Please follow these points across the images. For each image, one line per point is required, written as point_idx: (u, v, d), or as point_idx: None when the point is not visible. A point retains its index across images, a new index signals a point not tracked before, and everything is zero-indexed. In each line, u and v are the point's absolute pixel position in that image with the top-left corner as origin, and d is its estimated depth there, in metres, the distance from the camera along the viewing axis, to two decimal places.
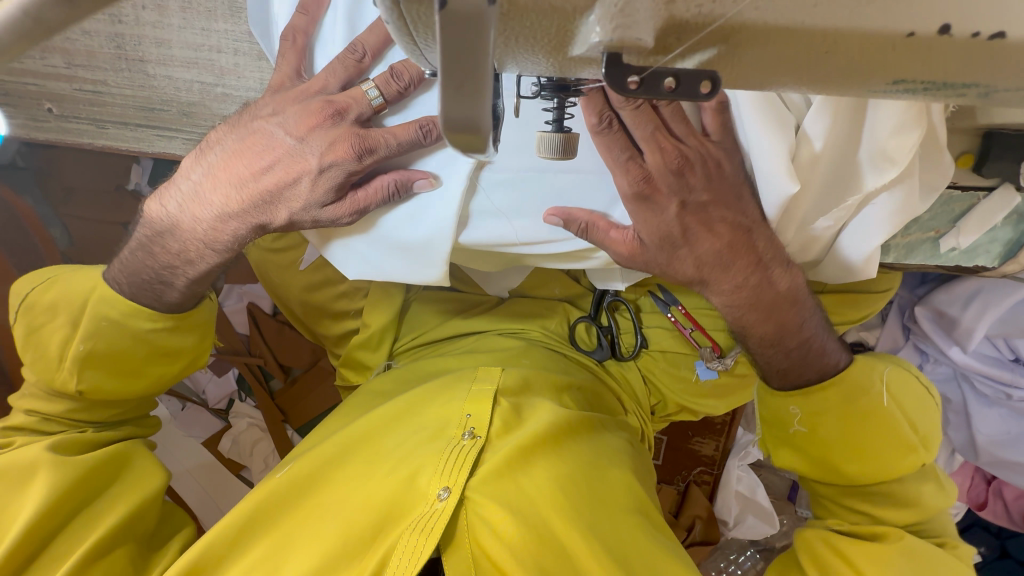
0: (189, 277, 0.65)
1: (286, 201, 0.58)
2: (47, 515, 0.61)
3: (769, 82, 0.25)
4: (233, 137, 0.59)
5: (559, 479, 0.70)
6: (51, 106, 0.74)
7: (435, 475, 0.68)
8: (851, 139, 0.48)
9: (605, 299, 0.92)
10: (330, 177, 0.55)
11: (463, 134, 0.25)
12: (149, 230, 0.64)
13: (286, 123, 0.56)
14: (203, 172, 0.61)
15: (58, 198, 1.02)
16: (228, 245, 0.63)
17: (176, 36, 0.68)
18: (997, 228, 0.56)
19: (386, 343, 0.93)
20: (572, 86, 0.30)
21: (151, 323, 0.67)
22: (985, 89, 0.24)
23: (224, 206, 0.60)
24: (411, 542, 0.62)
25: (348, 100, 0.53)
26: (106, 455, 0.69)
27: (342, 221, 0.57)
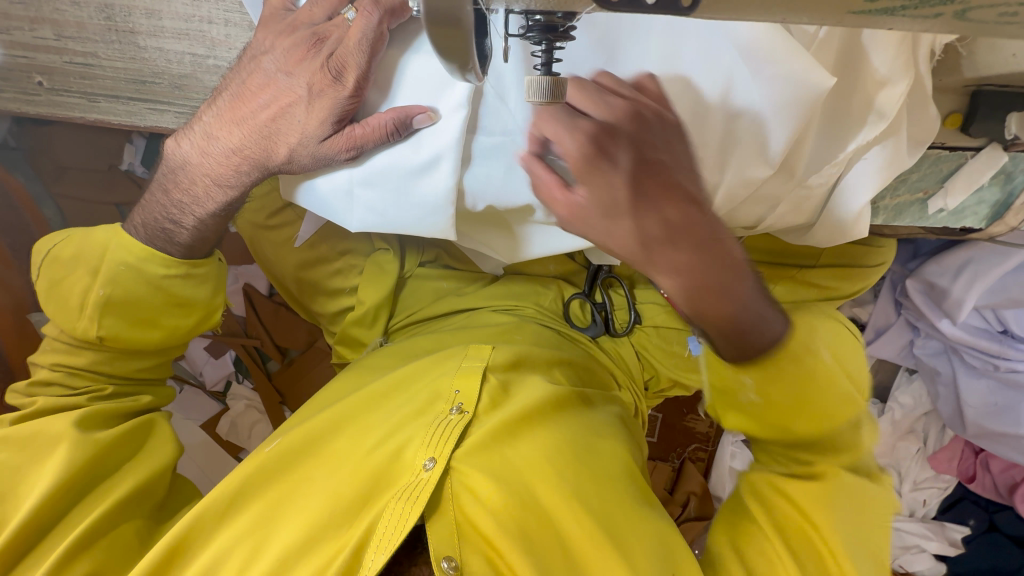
0: (197, 217, 0.66)
1: (284, 135, 0.58)
2: (66, 483, 0.63)
3: (750, 5, 0.25)
4: (236, 79, 0.61)
5: (547, 449, 0.71)
6: (41, 79, 0.74)
7: (422, 446, 0.69)
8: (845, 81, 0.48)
9: (600, 275, 0.92)
10: (320, 103, 0.55)
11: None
12: (166, 167, 0.66)
13: (275, 59, 0.58)
14: (213, 114, 0.62)
15: (51, 177, 1.01)
16: (234, 183, 0.64)
17: (166, 7, 0.68)
18: (984, 189, 0.56)
19: (381, 320, 0.93)
20: (559, 26, 0.31)
21: (165, 269, 0.66)
22: (962, 6, 0.24)
23: (229, 143, 0.61)
24: (398, 509, 0.63)
25: (331, 28, 0.55)
26: (126, 427, 0.70)
27: (340, 156, 0.56)
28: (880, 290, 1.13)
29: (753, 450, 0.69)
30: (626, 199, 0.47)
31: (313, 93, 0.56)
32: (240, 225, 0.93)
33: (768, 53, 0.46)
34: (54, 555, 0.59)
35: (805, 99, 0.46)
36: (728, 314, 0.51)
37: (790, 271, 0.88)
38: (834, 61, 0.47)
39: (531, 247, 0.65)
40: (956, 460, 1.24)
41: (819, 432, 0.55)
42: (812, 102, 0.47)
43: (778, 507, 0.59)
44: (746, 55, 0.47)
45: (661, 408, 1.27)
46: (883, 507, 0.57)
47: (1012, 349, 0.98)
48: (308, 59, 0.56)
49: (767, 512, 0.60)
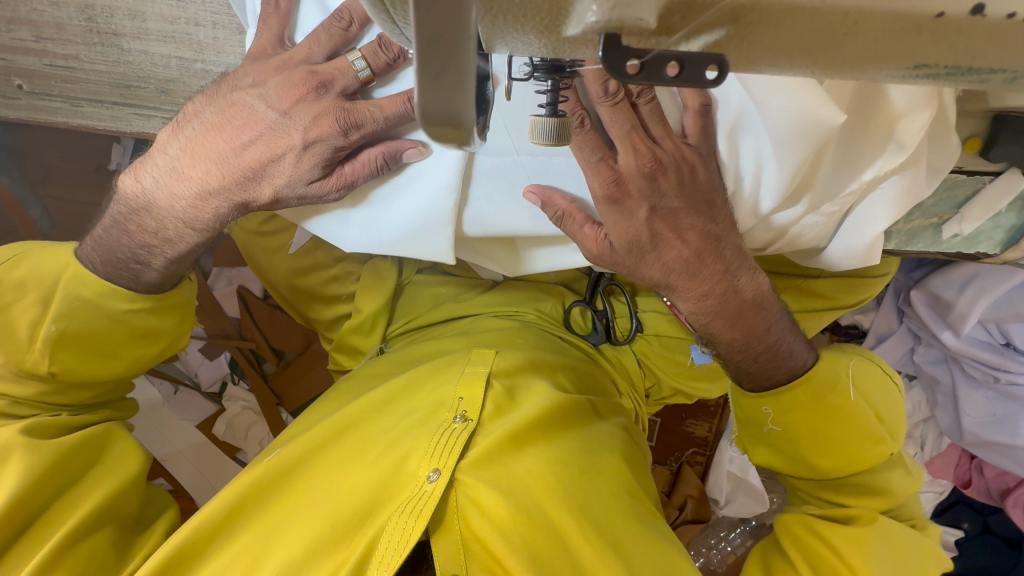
0: (167, 257, 0.62)
1: (269, 177, 0.55)
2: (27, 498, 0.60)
3: (782, 66, 0.23)
4: (212, 110, 0.56)
5: (550, 464, 0.70)
6: (21, 83, 0.70)
7: (424, 457, 0.67)
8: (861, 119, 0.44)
9: (601, 283, 0.91)
10: (314, 154, 0.53)
11: (446, 126, 0.23)
12: (126, 206, 0.61)
13: (267, 96, 0.53)
14: (181, 145, 0.57)
15: (36, 177, 0.99)
16: (209, 225, 0.60)
17: (150, 8, 0.65)
18: (1001, 214, 0.55)
19: (379, 327, 0.91)
20: (567, 67, 0.29)
21: (128, 302, 0.64)
22: (1012, 74, 0.22)
23: (204, 182, 0.57)
24: (399, 525, 0.61)
25: (333, 71, 0.51)
26: (88, 432, 0.68)
27: (330, 196, 0.56)
28: (883, 298, 1.11)
29: (765, 457, 0.68)
30: (647, 237, 0.52)
31: (307, 143, 0.53)
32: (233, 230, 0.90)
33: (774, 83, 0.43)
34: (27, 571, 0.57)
35: (814, 134, 0.43)
36: (747, 348, 0.61)
37: (795, 281, 0.87)
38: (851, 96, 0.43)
39: (533, 263, 0.64)
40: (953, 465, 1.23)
41: (839, 465, 0.63)
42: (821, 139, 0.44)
43: (816, 549, 0.64)
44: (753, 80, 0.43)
45: (660, 412, 1.27)
46: (918, 545, 0.63)
47: (1014, 362, 0.97)
48: (304, 101, 0.52)
49: (804, 556, 0.64)
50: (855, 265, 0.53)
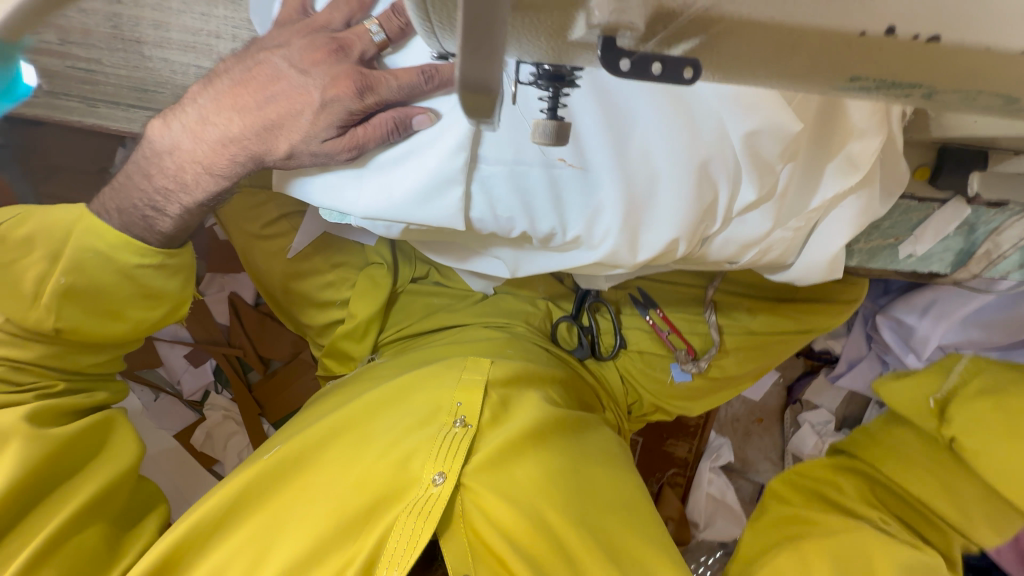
0: (183, 205, 0.64)
1: (286, 131, 0.57)
2: (20, 486, 0.59)
3: (744, 68, 0.27)
4: (240, 68, 0.59)
5: (550, 472, 0.73)
6: (41, 82, 0.74)
7: (430, 459, 0.69)
8: (826, 138, 0.50)
9: (587, 300, 0.95)
10: (331, 113, 0.54)
11: (476, 95, 0.27)
12: (149, 150, 0.63)
13: (291, 56, 0.56)
14: (209, 97, 0.59)
15: (38, 176, 1.01)
16: (227, 173, 0.62)
17: (175, 20, 0.69)
18: (950, 237, 0.60)
19: (371, 335, 0.93)
20: (567, 75, 0.33)
21: (139, 257, 0.66)
22: (927, 89, 0.27)
23: (226, 129, 0.59)
24: (408, 527, 0.63)
25: (351, 37, 0.54)
26: (89, 420, 0.68)
27: (341, 156, 0.55)
28: (853, 325, 1.18)
29: None
30: None
31: (326, 100, 0.54)
32: (232, 231, 0.92)
33: (746, 98, 0.47)
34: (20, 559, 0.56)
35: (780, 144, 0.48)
36: None
37: (768, 302, 0.94)
38: (816, 112, 0.48)
39: (517, 268, 0.69)
40: None
41: None
42: (784, 146, 0.49)
43: None
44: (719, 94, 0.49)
45: (642, 432, 1.28)
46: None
47: None
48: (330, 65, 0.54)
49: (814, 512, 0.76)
50: (818, 279, 0.59)
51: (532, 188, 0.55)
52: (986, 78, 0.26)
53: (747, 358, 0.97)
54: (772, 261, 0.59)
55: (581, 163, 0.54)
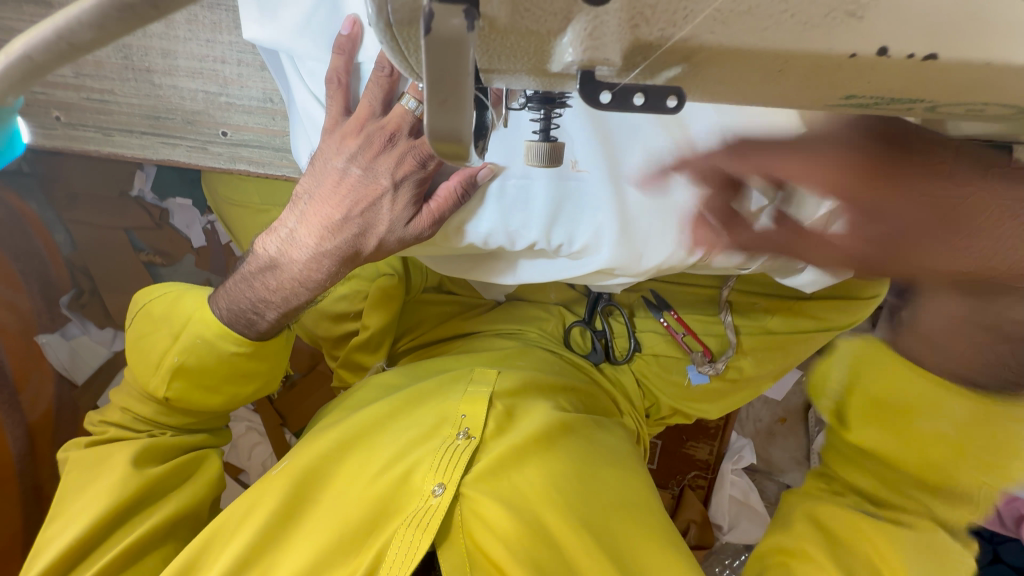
0: (281, 310, 0.60)
1: (373, 226, 0.55)
2: (102, 522, 0.66)
3: (728, 93, 0.24)
4: (315, 180, 0.55)
5: (550, 479, 0.72)
6: (59, 114, 0.76)
7: (430, 471, 0.70)
8: None
9: (600, 304, 0.94)
10: (405, 192, 0.53)
11: (449, 143, 0.23)
12: (258, 262, 0.59)
13: (344, 153, 0.52)
14: (298, 217, 0.56)
15: (61, 203, 1.05)
16: (322, 284, 0.58)
17: (182, 47, 0.71)
18: None
19: (385, 346, 0.96)
20: (557, 98, 0.32)
21: (236, 345, 0.61)
22: (931, 104, 0.24)
23: (319, 247, 0.56)
24: (407, 537, 0.64)
25: (395, 121, 0.50)
26: (178, 462, 0.75)
27: (425, 235, 0.54)
28: None
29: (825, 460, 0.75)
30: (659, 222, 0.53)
31: (399, 183, 0.53)
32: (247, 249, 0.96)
33: None
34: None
35: None
36: None
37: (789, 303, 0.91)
38: None
39: (517, 273, 0.66)
40: None
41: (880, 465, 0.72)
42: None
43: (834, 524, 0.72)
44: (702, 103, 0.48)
45: (661, 435, 1.26)
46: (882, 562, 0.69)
47: None
48: (385, 152, 0.52)
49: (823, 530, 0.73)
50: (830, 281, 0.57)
51: (525, 203, 0.55)
52: (998, 93, 0.22)
53: (765, 360, 0.95)
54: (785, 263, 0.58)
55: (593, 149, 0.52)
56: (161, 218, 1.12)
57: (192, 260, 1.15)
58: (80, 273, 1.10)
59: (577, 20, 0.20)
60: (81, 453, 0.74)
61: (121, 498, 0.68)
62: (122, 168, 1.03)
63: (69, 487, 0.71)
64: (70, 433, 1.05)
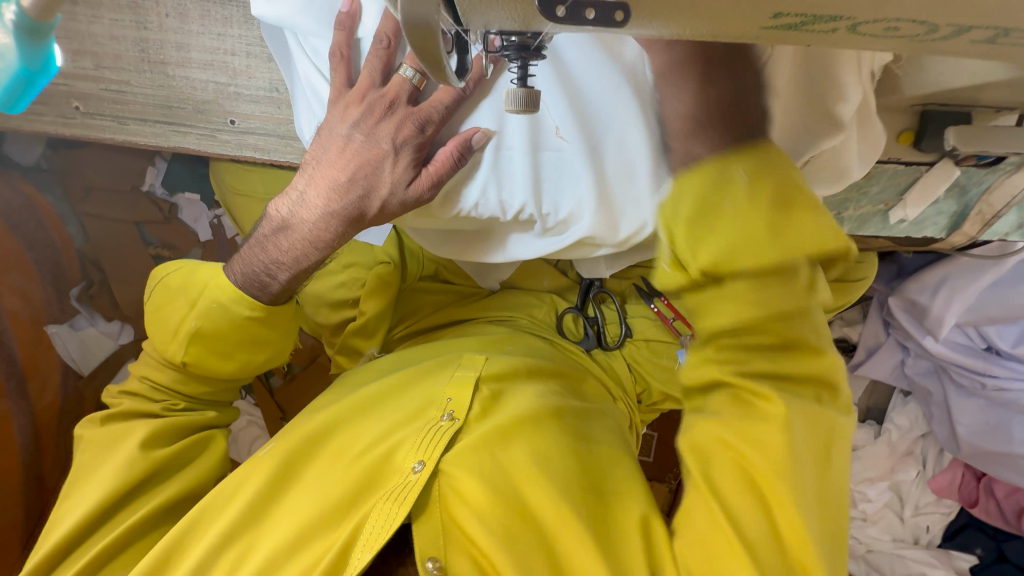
0: (291, 273, 0.62)
1: (375, 188, 0.58)
2: (110, 500, 0.68)
3: (671, 14, 0.27)
4: (321, 147, 0.59)
5: (535, 455, 0.71)
6: (78, 104, 0.81)
7: (412, 450, 0.72)
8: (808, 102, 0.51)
9: (592, 290, 0.98)
10: (405, 156, 0.57)
11: (422, 43, 0.26)
12: (269, 226, 0.62)
13: (349, 121, 0.57)
14: (306, 181, 0.60)
15: (77, 197, 1.11)
16: (329, 245, 0.61)
17: (195, 41, 0.76)
18: (941, 201, 0.61)
19: (381, 331, 0.99)
20: (532, 45, 0.36)
21: (249, 309, 0.64)
22: (852, 21, 0.27)
23: (325, 207, 0.59)
24: (385, 511, 0.66)
25: (395, 89, 0.55)
26: (185, 442, 0.76)
27: (425, 197, 0.57)
28: (869, 311, 1.16)
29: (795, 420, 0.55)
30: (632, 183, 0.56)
31: (399, 148, 0.56)
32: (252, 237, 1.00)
33: None
34: (91, 553, 0.65)
35: None
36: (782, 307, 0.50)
37: None
38: None
39: (506, 250, 0.69)
40: (958, 485, 1.18)
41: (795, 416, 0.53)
42: None
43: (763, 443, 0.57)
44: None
45: (656, 427, 1.29)
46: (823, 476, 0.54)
47: (998, 366, 1.00)
48: (386, 119, 0.56)
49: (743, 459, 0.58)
50: None
51: (513, 172, 0.59)
52: (902, 6, 0.26)
53: None
54: None
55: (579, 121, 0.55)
56: (170, 212, 1.16)
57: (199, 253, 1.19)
58: (90, 265, 1.14)
59: None
60: (95, 432, 0.76)
61: (128, 477, 0.69)
62: (135, 164, 1.11)
63: (82, 465, 0.73)
64: (74, 422, 1.07)
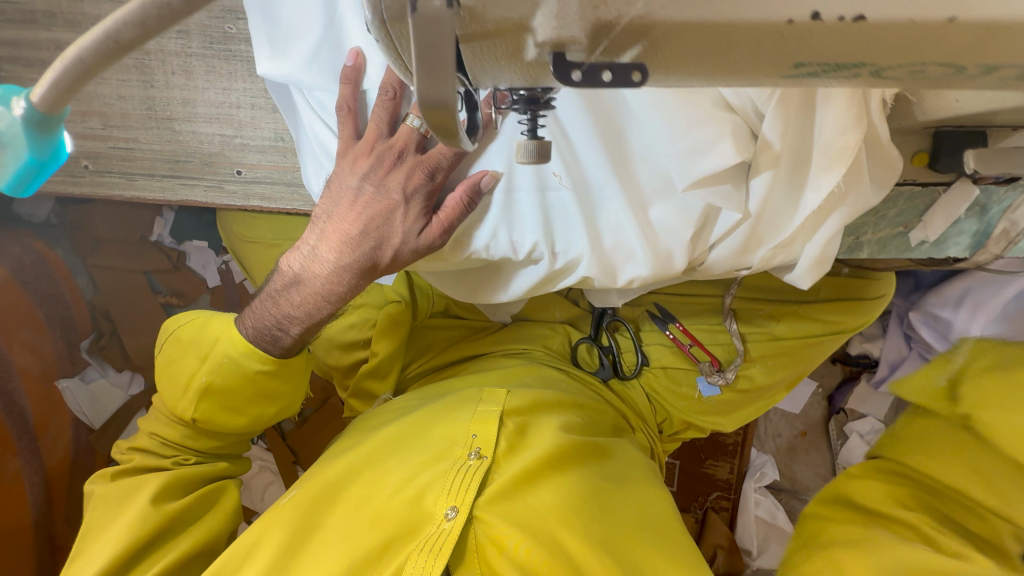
0: (303, 326, 0.61)
1: (387, 237, 0.57)
2: (122, 557, 0.66)
3: (688, 70, 0.27)
4: (329, 197, 0.58)
5: (569, 500, 0.71)
6: (88, 163, 0.81)
7: (443, 495, 0.69)
8: (804, 137, 0.50)
9: (604, 319, 0.95)
10: (416, 205, 0.56)
11: (437, 115, 0.26)
12: (280, 280, 0.62)
13: (357, 172, 0.56)
14: (317, 236, 0.59)
15: (87, 249, 1.11)
16: (342, 296, 0.60)
17: (200, 96, 0.77)
18: (962, 220, 0.59)
19: (393, 372, 0.98)
20: (541, 98, 0.36)
21: (260, 363, 0.63)
22: (874, 68, 0.26)
23: (337, 259, 0.58)
24: (420, 562, 0.64)
25: (402, 139, 0.55)
26: (197, 494, 0.74)
27: (437, 245, 0.57)
28: (889, 325, 1.14)
29: None
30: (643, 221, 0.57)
31: (409, 196, 0.56)
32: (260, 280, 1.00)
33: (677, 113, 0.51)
34: None
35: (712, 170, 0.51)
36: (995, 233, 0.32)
37: (791, 306, 0.92)
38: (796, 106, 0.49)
39: (510, 289, 0.69)
40: None
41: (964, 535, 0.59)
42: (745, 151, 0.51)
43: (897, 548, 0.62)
44: (656, 121, 0.53)
45: (677, 454, 1.25)
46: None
47: None
48: (395, 169, 0.56)
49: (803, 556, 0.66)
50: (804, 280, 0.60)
51: (526, 214, 0.59)
52: (928, 52, 0.25)
53: (776, 369, 0.95)
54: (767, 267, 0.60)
55: (575, 168, 0.57)
56: (178, 260, 1.17)
57: (207, 299, 1.19)
58: (100, 317, 1.14)
59: (545, 7, 0.24)
60: (105, 488, 0.73)
61: (140, 532, 0.67)
62: (142, 215, 1.12)
63: (91, 523, 0.71)
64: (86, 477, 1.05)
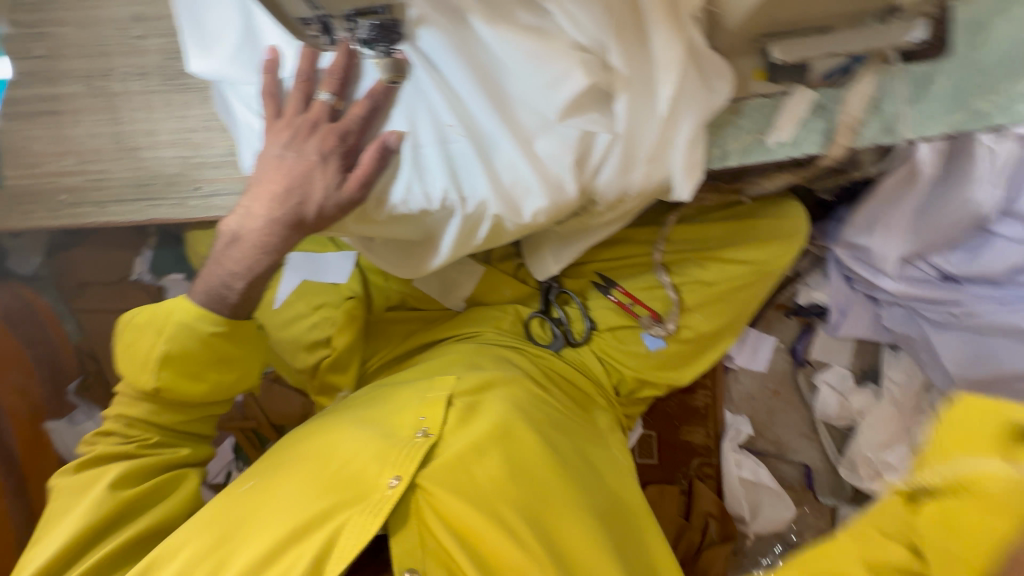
0: (246, 282, 0.70)
1: (311, 195, 0.67)
2: (75, 541, 0.69)
3: None
4: (260, 169, 0.68)
5: (510, 470, 0.75)
6: (65, 197, 0.92)
7: (388, 465, 0.73)
8: (643, 61, 0.61)
9: (552, 293, 1.03)
10: (333, 163, 0.66)
11: None
12: (222, 242, 0.71)
13: (281, 143, 0.66)
14: (252, 199, 0.69)
15: (72, 293, 1.22)
16: (277, 250, 0.69)
17: (161, 125, 0.89)
18: (808, 120, 0.67)
19: (354, 364, 1.03)
20: None
21: (213, 325, 0.70)
22: None
23: (270, 216, 0.68)
24: (359, 522, 0.68)
25: (317, 112, 0.66)
26: (153, 480, 0.76)
27: (353, 196, 0.66)
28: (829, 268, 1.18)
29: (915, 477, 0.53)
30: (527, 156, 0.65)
31: (326, 157, 0.66)
32: None
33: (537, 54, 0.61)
34: None
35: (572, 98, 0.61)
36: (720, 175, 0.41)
37: (717, 250, 0.97)
38: (629, 36, 0.60)
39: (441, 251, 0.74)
40: None
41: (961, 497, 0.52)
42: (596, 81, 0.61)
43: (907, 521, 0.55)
44: (523, 67, 0.62)
45: (653, 425, 1.29)
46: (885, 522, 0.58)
47: (957, 293, 1.02)
48: (312, 136, 0.67)
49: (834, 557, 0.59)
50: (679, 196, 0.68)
51: (429, 165, 0.67)
52: None
53: (712, 314, 0.99)
54: (645, 187, 0.69)
55: (465, 118, 0.65)
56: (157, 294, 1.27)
57: None
58: (86, 356, 1.21)
59: None
60: (70, 479, 0.75)
61: (94, 517, 0.70)
62: (124, 256, 1.26)
63: (55, 509, 0.74)
64: None
